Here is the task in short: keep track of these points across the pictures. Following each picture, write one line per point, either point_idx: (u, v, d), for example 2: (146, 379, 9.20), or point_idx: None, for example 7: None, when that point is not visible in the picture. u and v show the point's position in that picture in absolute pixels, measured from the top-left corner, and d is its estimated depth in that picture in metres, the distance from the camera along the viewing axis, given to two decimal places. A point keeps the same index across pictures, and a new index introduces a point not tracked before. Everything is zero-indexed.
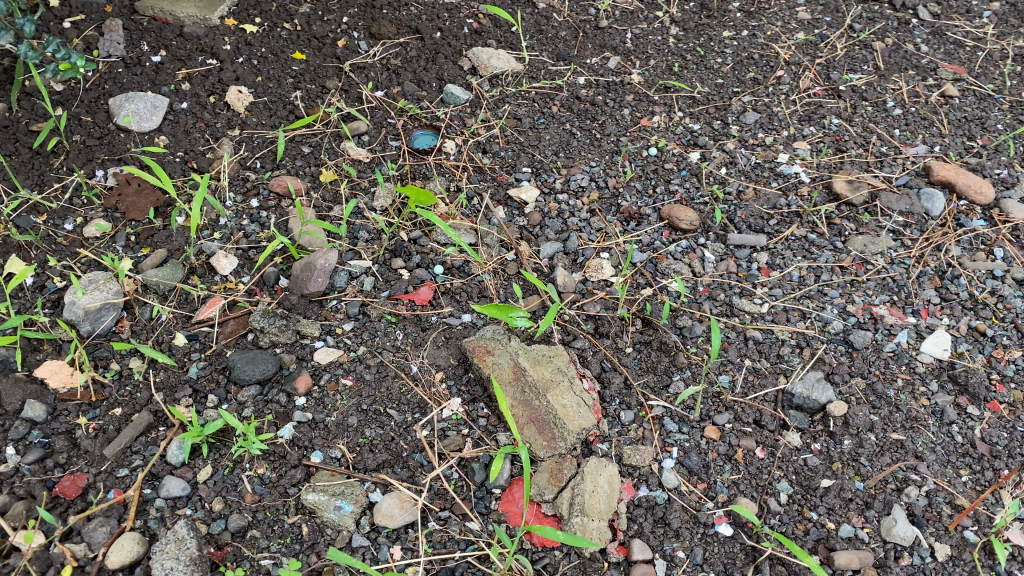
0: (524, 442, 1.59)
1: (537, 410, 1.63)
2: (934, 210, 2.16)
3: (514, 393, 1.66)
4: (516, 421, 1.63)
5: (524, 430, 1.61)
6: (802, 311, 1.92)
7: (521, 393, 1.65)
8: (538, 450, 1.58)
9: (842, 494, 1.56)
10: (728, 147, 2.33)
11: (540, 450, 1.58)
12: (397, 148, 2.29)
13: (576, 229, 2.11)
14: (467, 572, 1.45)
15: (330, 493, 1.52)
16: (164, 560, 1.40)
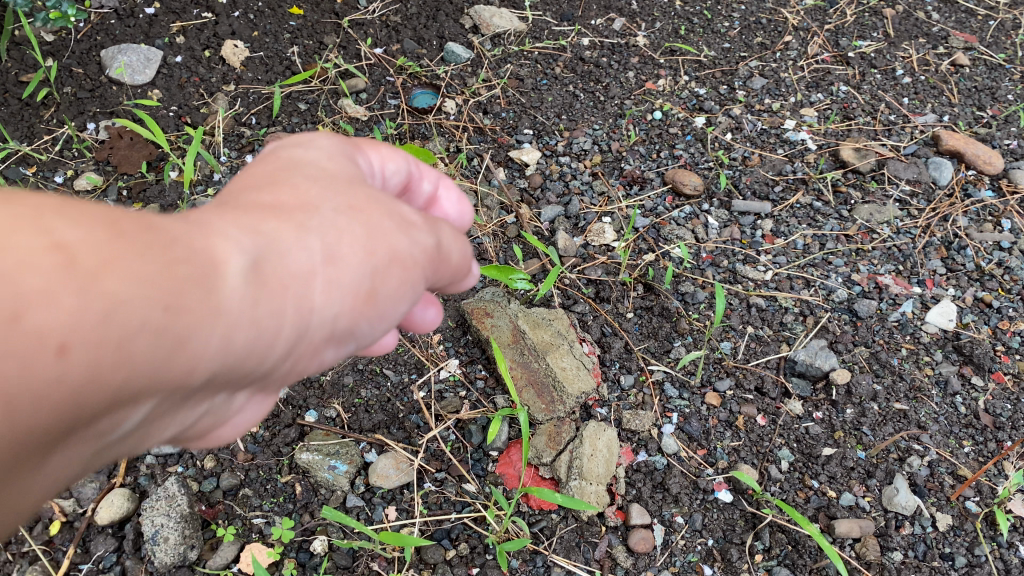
0: (523, 404, 1.56)
1: (537, 373, 1.60)
2: (942, 179, 2.13)
3: (514, 356, 1.62)
4: (515, 383, 1.59)
5: (525, 393, 1.58)
6: (806, 279, 1.89)
7: (521, 356, 1.62)
8: (537, 413, 1.55)
9: (844, 463, 1.54)
10: (734, 112, 2.28)
11: (539, 412, 1.55)
12: (396, 107, 2.24)
13: (578, 192, 2.07)
14: (463, 534, 1.43)
15: (325, 452, 1.49)
16: (154, 517, 1.36)
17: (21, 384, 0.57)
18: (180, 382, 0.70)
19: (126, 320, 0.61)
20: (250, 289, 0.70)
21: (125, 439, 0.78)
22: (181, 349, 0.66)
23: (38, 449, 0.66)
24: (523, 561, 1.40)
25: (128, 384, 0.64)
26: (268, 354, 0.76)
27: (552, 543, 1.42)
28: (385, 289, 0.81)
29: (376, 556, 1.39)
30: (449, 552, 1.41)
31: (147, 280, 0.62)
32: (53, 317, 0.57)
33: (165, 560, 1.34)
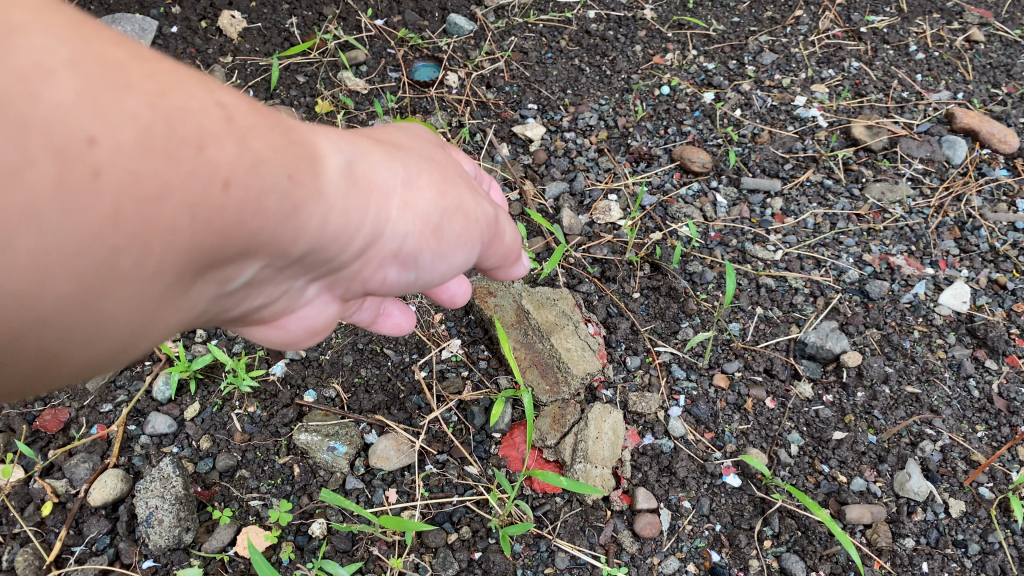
0: (527, 385, 1.53)
1: (540, 353, 1.57)
2: (955, 158, 2.08)
3: (517, 336, 1.60)
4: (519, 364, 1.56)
5: (528, 374, 1.55)
6: (817, 259, 1.85)
7: (525, 336, 1.59)
8: (541, 395, 1.52)
9: (855, 447, 1.51)
10: (744, 88, 2.23)
11: (542, 394, 1.52)
12: (398, 80, 2.18)
13: (583, 169, 2.02)
14: (465, 518, 1.39)
15: (324, 433, 1.46)
16: (148, 498, 1.32)
17: (199, 203, 0.70)
18: (290, 247, 0.84)
19: (269, 174, 0.75)
20: (347, 185, 0.86)
21: (223, 307, 0.89)
22: (299, 213, 0.80)
23: (177, 284, 0.76)
24: (527, 545, 1.37)
25: (260, 233, 0.78)
26: (353, 245, 0.92)
27: (556, 527, 1.39)
28: (448, 229, 1.02)
29: (376, 540, 1.35)
30: (451, 536, 1.37)
31: (281, 151, 0.78)
32: (223, 153, 0.71)
33: (160, 543, 1.30)
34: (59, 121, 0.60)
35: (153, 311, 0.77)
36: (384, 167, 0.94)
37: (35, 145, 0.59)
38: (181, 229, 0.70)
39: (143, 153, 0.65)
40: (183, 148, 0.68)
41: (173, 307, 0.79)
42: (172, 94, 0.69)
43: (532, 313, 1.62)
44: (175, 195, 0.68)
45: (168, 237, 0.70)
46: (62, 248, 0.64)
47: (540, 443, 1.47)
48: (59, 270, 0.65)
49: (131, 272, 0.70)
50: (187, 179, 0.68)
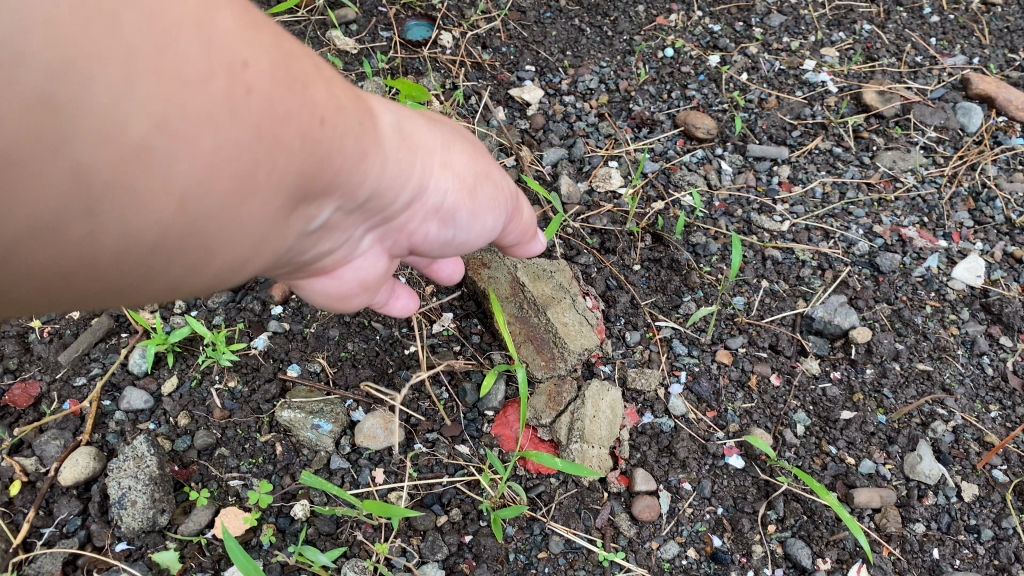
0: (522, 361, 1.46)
1: (536, 329, 1.49)
2: (970, 125, 1.99)
3: (512, 311, 1.52)
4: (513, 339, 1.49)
5: (524, 350, 1.47)
6: (825, 230, 1.77)
7: (520, 310, 1.52)
8: (537, 370, 1.44)
9: (864, 428, 1.44)
10: (751, 51, 2.14)
11: (538, 370, 1.44)
12: (389, 39, 2.09)
13: (583, 134, 1.94)
14: (455, 500, 1.33)
15: (307, 410, 1.38)
16: (121, 479, 1.25)
17: (309, 130, 0.80)
18: (361, 187, 0.92)
19: (352, 116, 0.87)
20: (400, 135, 0.97)
21: (305, 250, 0.96)
22: (374, 155, 0.91)
23: (282, 210, 0.85)
24: (519, 529, 1.30)
25: (344, 170, 0.87)
26: (409, 192, 1.00)
27: (550, 510, 1.32)
28: (482, 191, 1.10)
29: (361, 524, 1.28)
30: (439, 519, 1.31)
31: (352, 98, 0.89)
32: (322, 94, 0.83)
33: (133, 526, 1.23)
34: (223, 44, 0.73)
35: (263, 233, 0.85)
36: (427, 130, 1.03)
37: (210, 59, 0.72)
38: (292, 152, 0.80)
39: (274, 80, 0.77)
40: (298, 84, 0.80)
41: (274, 233, 0.87)
42: (285, 42, 0.82)
43: (528, 286, 1.53)
44: (295, 121, 0.79)
45: (285, 158, 0.79)
46: (217, 151, 0.74)
47: (535, 423, 1.40)
48: (211, 172, 0.75)
49: (255, 187, 0.79)
50: (301, 106, 0.79)
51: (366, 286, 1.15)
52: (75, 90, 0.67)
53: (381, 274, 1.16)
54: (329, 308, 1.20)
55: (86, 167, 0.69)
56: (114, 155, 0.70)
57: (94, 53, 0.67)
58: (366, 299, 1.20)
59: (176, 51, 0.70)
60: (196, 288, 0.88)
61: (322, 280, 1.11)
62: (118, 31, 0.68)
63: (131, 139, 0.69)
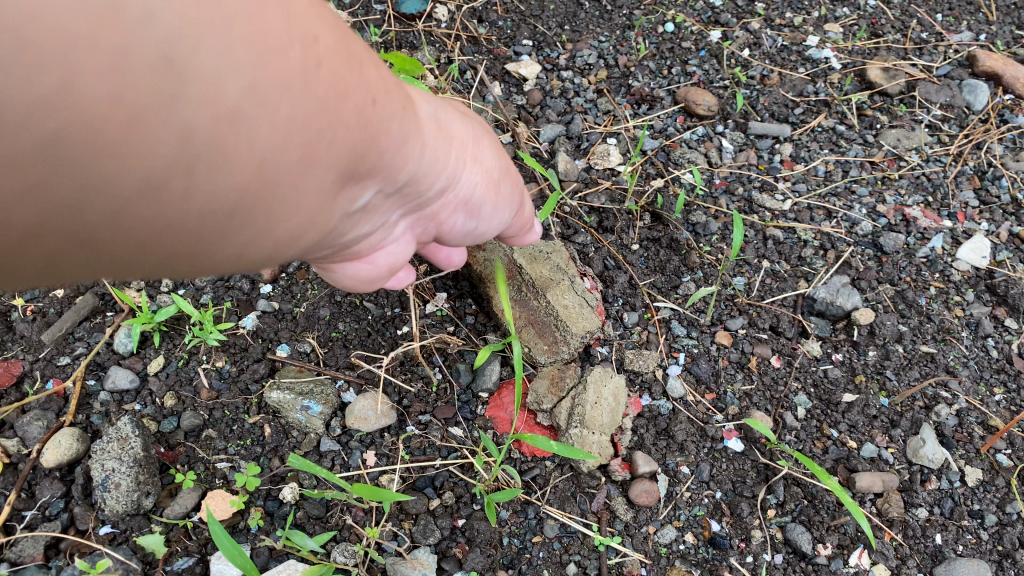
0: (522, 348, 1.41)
1: (535, 313, 1.43)
2: (976, 103, 1.95)
3: (510, 295, 1.46)
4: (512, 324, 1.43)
5: (523, 335, 1.42)
6: (828, 210, 1.73)
7: (519, 293, 1.46)
8: (538, 355, 1.40)
9: (866, 411, 1.41)
10: (753, 27, 2.09)
11: (539, 355, 1.40)
12: (382, 13, 2.04)
13: (581, 110, 1.90)
14: (448, 483, 1.30)
15: (297, 391, 1.35)
16: (105, 461, 1.22)
17: (368, 110, 0.79)
18: (403, 170, 0.90)
19: (400, 100, 0.85)
20: (436, 124, 0.96)
21: (348, 233, 0.93)
22: (417, 139, 0.89)
23: (336, 188, 0.81)
24: (514, 512, 1.27)
25: (391, 155, 0.85)
26: (445, 178, 0.98)
27: (546, 493, 1.29)
28: (503, 184, 1.11)
29: (351, 507, 1.25)
30: (432, 502, 1.28)
31: (396, 84, 0.88)
32: (376, 76, 0.81)
33: (117, 509, 1.20)
34: (298, 18, 0.71)
35: (318, 211, 0.81)
36: (457, 121, 1.03)
37: (290, 30, 0.69)
38: (352, 131, 0.77)
39: (339, 57, 0.75)
40: (358, 63, 0.78)
41: (326, 212, 0.83)
42: (339, 23, 0.79)
43: (525, 267, 1.47)
44: (358, 97, 0.77)
45: (347, 136, 0.77)
46: (296, 121, 0.70)
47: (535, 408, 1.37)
48: (287, 145, 0.71)
49: (320, 163, 0.76)
50: (362, 84, 0.77)
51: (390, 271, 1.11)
52: (187, 51, 0.61)
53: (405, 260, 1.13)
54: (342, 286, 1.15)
55: (189, 132, 0.63)
56: (210, 121, 0.64)
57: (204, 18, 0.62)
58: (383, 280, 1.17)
59: (263, 20, 0.67)
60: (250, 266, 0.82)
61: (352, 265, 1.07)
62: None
63: (228, 105, 0.65)
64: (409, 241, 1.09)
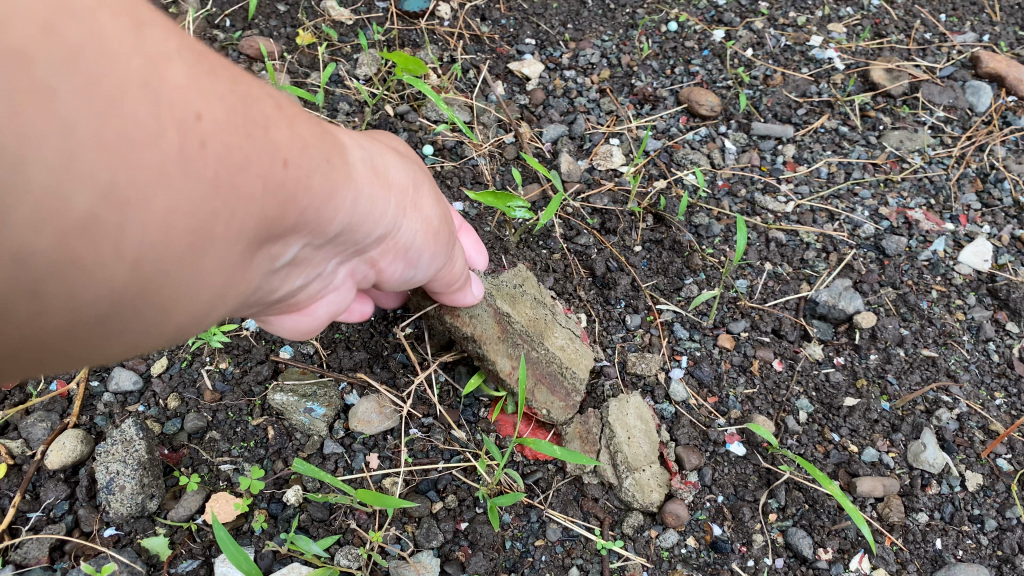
0: (543, 408, 1.34)
1: (539, 365, 1.36)
2: (979, 105, 1.95)
3: (510, 351, 1.35)
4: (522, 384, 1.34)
5: (539, 394, 1.35)
6: (830, 212, 1.74)
7: (518, 347, 1.36)
8: (559, 415, 1.35)
9: (868, 415, 1.41)
10: (756, 26, 2.09)
11: (561, 415, 1.35)
12: (385, 10, 2.04)
13: (583, 110, 1.89)
14: (451, 486, 1.30)
15: (300, 393, 1.35)
16: (109, 463, 1.22)
17: (272, 178, 0.72)
18: (329, 224, 0.85)
19: (318, 154, 0.78)
20: (371, 170, 0.90)
21: (274, 289, 0.90)
22: (341, 194, 0.83)
23: (247, 255, 0.77)
24: (516, 516, 1.28)
25: (311, 213, 0.80)
26: (379, 227, 0.94)
27: (548, 497, 1.30)
28: (441, 234, 1.07)
29: (354, 510, 1.25)
30: (435, 506, 1.28)
31: (319, 136, 0.81)
32: (285, 135, 0.74)
33: (122, 511, 1.21)
34: (175, 96, 0.63)
35: (230, 280, 0.78)
36: (396, 166, 0.97)
37: (159, 111, 0.62)
38: (255, 202, 0.72)
39: (232, 127, 0.68)
40: (258, 127, 0.71)
41: (241, 278, 0.80)
42: (243, 81, 0.72)
43: (515, 315, 1.37)
44: (257, 168, 0.70)
45: (246, 209, 0.71)
46: (176, 211, 0.65)
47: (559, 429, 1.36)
48: (166, 234, 0.66)
49: (221, 240, 0.72)
50: (265, 150, 0.71)
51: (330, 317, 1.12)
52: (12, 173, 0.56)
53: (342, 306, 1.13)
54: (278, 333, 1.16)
55: (24, 252, 0.59)
56: (57, 235, 0.60)
57: (32, 133, 0.56)
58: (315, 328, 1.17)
59: (120, 112, 0.60)
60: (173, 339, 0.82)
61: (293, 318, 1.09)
62: (55, 97, 0.57)
63: (77, 216, 0.60)
64: (347, 284, 1.07)
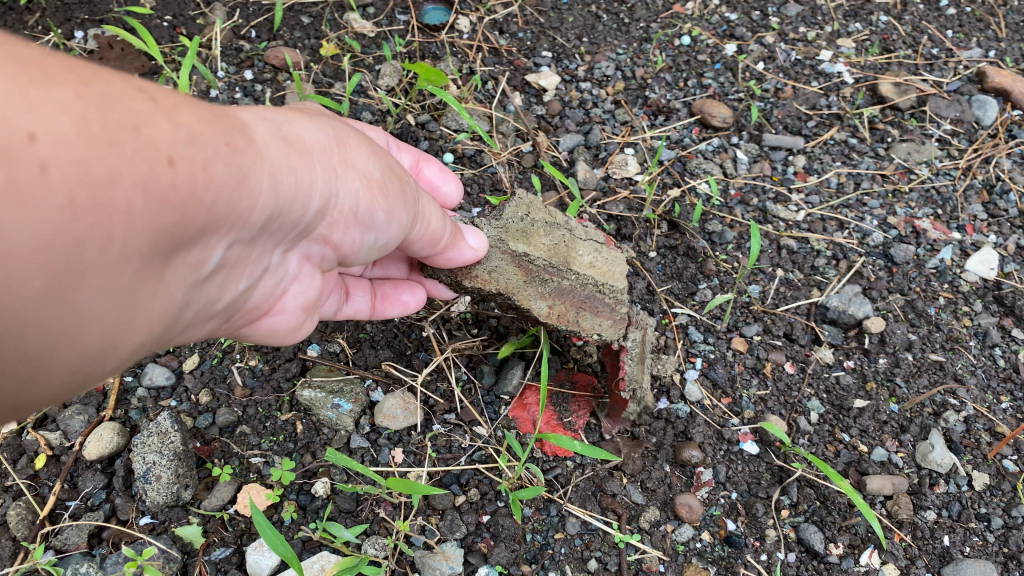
0: (593, 332, 1.33)
1: (575, 292, 1.32)
2: (986, 119, 2.00)
3: (541, 290, 1.30)
4: (565, 317, 1.32)
5: (584, 320, 1.33)
6: (840, 221, 1.79)
7: (546, 284, 1.30)
8: (612, 334, 1.34)
9: (877, 416, 1.46)
10: (767, 41, 2.14)
11: (613, 334, 1.34)
12: (406, 23, 2.10)
13: (599, 121, 1.95)
14: (473, 480, 1.34)
15: (328, 390, 1.40)
16: (145, 454, 1.27)
17: (150, 183, 0.75)
18: (245, 212, 0.88)
19: (207, 145, 0.81)
20: (279, 146, 0.92)
21: (210, 294, 0.96)
22: (248, 178, 0.86)
23: (153, 265, 0.82)
24: (537, 510, 1.32)
25: (214, 204, 0.83)
26: (312, 201, 0.98)
27: (567, 492, 1.34)
28: (390, 185, 1.08)
29: (381, 502, 1.30)
30: (458, 499, 1.32)
31: (208, 123, 0.83)
32: (160, 132, 0.77)
33: (158, 500, 1.25)
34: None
35: (138, 294, 0.83)
36: (312, 137, 1.00)
37: None
38: (137, 212, 0.75)
39: (84, 145, 0.70)
40: (124, 132, 0.74)
41: (156, 289, 0.85)
42: (99, 91, 0.74)
43: (534, 252, 1.29)
44: (126, 178, 0.73)
45: (129, 220, 0.75)
46: (34, 247, 0.69)
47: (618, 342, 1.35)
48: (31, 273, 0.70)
49: (112, 257, 0.76)
50: (128, 161, 0.73)
51: (306, 306, 1.22)
52: None
53: (315, 292, 1.21)
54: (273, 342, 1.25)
55: None
56: None
57: None
58: (307, 323, 1.26)
59: None
60: (106, 365, 0.87)
61: (270, 316, 1.18)
62: None
63: None
64: (305, 269, 1.15)
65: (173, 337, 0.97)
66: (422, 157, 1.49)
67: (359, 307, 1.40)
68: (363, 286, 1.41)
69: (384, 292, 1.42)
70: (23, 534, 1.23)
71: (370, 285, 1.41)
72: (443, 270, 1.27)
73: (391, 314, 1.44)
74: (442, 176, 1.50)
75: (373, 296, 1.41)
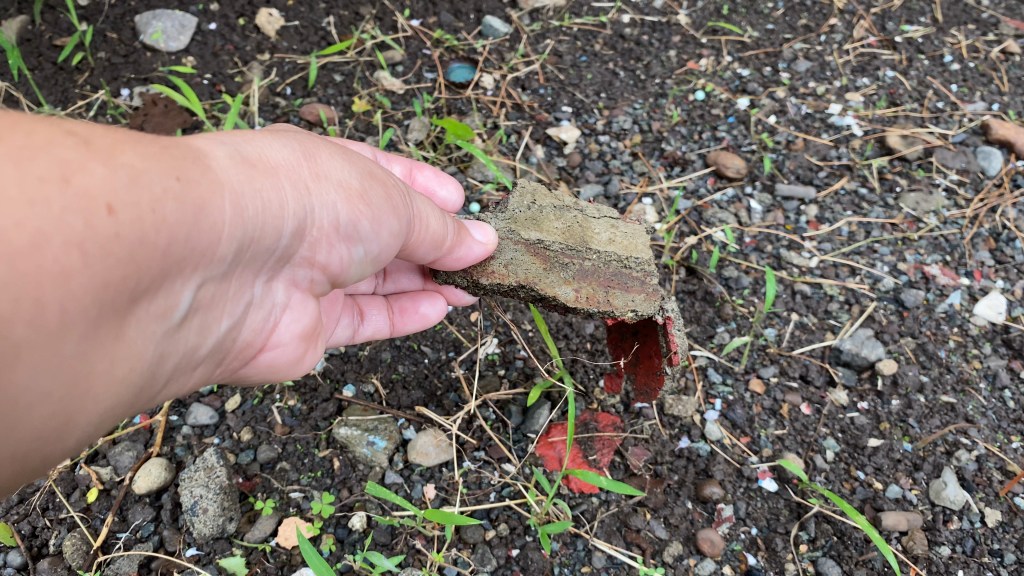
0: (628, 309, 1.33)
1: (599, 271, 1.36)
2: (991, 168, 2.07)
3: (564, 275, 1.34)
4: (595, 298, 1.33)
5: (616, 298, 1.34)
6: (852, 267, 1.86)
7: (568, 268, 1.35)
8: (646, 305, 1.34)
9: (891, 455, 1.51)
10: (778, 95, 2.24)
11: (648, 305, 1.34)
12: (433, 81, 2.22)
13: (618, 172, 2.04)
14: (503, 515, 1.40)
15: (363, 428, 1.48)
16: (193, 487, 1.34)
17: (86, 239, 0.76)
18: (206, 248, 0.90)
19: (151, 184, 0.83)
20: (238, 172, 0.95)
21: (187, 341, 0.97)
22: (205, 211, 0.88)
23: (107, 323, 0.82)
24: (564, 544, 1.37)
25: (169, 243, 0.84)
26: (286, 223, 1.00)
27: (593, 527, 1.40)
28: (371, 193, 1.11)
29: (417, 534, 1.36)
30: (488, 533, 1.38)
31: (157, 160, 0.85)
32: (93, 179, 0.77)
33: (204, 532, 1.31)
34: None
35: (94, 358, 0.83)
36: (277, 154, 1.03)
37: None
38: (76, 271, 0.75)
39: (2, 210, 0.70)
40: (49, 187, 0.74)
41: (118, 345, 0.86)
42: (20, 149, 0.74)
43: (547, 238, 1.36)
44: (55, 238, 0.73)
45: (69, 281, 0.75)
46: None
47: (660, 315, 1.34)
48: None
49: (56, 322, 0.76)
50: (53, 222, 0.73)
51: (303, 335, 1.22)
52: None
53: (311, 320, 1.21)
54: (277, 377, 1.27)
55: None
56: None
57: None
58: (309, 354, 1.27)
59: None
60: (72, 435, 0.88)
61: (268, 352, 1.19)
62: None
63: None
64: (295, 296, 1.16)
65: (148, 393, 0.97)
66: (413, 165, 1.58)
67: (376, 325, 1.49)
68: (377, 305, 1.49)
69: (401, 306, 1.51)
70: (79, 563, 1.30)
71: (384, 303, 1.50)
72: (457, 271, 1.33)
73: (412, 328, 1.53)
74: (438, 180, 1.59)
75: (389, 313, 1.50)
